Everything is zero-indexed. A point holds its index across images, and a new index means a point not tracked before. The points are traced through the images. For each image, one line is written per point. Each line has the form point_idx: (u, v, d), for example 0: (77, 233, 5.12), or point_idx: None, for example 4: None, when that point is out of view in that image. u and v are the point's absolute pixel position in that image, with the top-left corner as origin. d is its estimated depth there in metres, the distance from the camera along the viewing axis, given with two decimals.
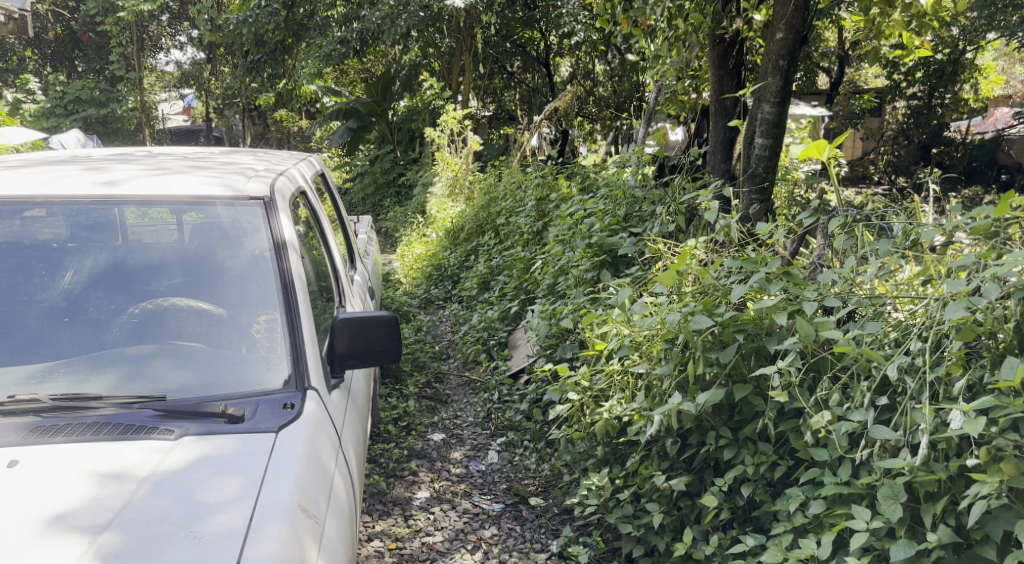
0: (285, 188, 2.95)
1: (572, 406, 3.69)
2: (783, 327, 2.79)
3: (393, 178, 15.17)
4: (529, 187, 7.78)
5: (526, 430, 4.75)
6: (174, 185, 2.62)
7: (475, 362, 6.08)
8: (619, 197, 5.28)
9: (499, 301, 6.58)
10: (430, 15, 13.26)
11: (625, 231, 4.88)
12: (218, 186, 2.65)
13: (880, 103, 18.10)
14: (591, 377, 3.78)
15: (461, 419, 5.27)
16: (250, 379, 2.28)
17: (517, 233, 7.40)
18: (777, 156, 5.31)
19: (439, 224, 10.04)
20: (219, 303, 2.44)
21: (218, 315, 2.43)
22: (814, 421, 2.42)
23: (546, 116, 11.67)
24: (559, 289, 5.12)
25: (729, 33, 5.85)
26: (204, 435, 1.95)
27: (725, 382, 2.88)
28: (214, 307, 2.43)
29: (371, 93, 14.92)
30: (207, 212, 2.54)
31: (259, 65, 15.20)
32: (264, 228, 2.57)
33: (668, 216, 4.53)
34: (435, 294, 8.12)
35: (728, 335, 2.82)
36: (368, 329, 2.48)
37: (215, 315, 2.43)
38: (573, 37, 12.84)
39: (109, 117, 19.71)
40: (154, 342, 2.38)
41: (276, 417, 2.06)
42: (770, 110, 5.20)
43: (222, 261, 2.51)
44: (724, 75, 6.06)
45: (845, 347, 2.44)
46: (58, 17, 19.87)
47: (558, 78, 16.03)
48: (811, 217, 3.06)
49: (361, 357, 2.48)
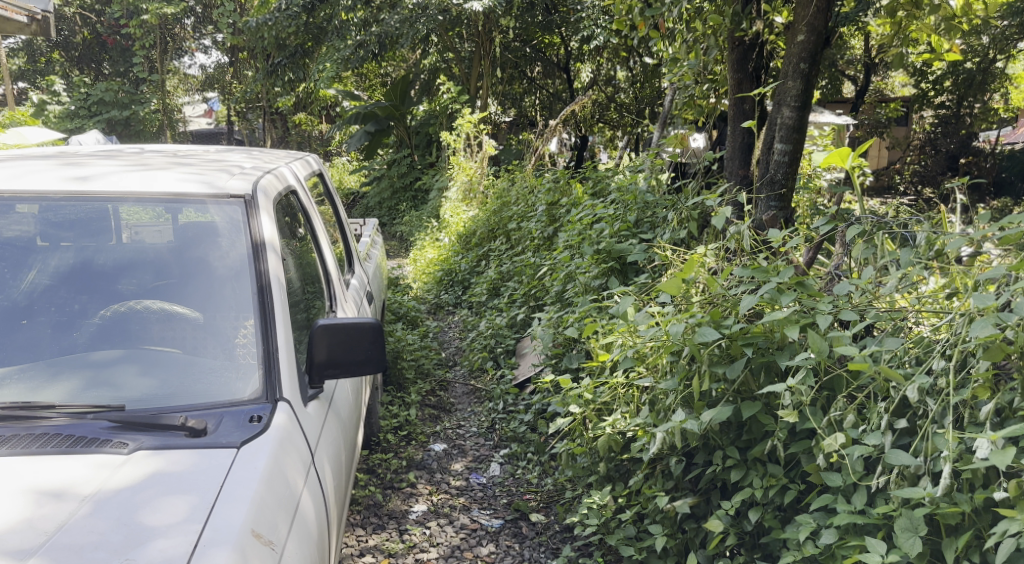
0: (271, 187, 2.81)
1: (573, 419, 3.53)
2: (796, 341, 2.58)
3: (410, 182, 15.10)
4: (541, 192, 7.65)
5: (530, 442, 4.59)
6: (152, 181, 2.50)
7: (482, 370, 5.93)
8: (630, 201, 5.14)
9: (508, 308, 6.42)
10: (449, 19, 13.22)
11: (634, 238, 4.72)
12: (197, 183, 2.52)
13: (907, 112, 17.74)
14: (595, 389, 3.61)
15: (464, 428, 5.11)
16: (220, 388, 2.15)
17: (528, 238, 7.25)
18: (797, 162, 5.12)
19: (453, 229, 9.92)
20: (191, 307, 2.31)
21: (191, 320, 2.29)
22: (826, 443, 2.23)
23: (563, 122, 11.53)
24: (567, 296, 4.97)
25: (749, 36, 5.65)
26: (159, 449, 1.82)
27: (732, 399, 2.68)
28: (186, 311, 2.30)
29: (389, 97, 14.78)
30: (183, 210, 2.41)
31: (279, 69, 15.22)
32: (243, 228, 2.43)
33: (680, 222, 4.37)
34: (445, 299, 7.98)
35: (735, 349, 2.65)
36: (350, 337, 2.33)
37: (188, 320, 2.29)
38: (593, 41, 12.61)
39: (132, 119, 19.86)
40: (120, 347, 2.26)
41: (240, 431, 1.93)
42: (791, 115, 5.01)
43: (197, 260, 2.38)
44: (742, 78, 5.86)
45: (861, 364, 2.24)
46: (85, 20, 20.10)
47: (578, 83, 15.85)
48: (828, 225, 2.88)
49: (341, 366, 2.34)
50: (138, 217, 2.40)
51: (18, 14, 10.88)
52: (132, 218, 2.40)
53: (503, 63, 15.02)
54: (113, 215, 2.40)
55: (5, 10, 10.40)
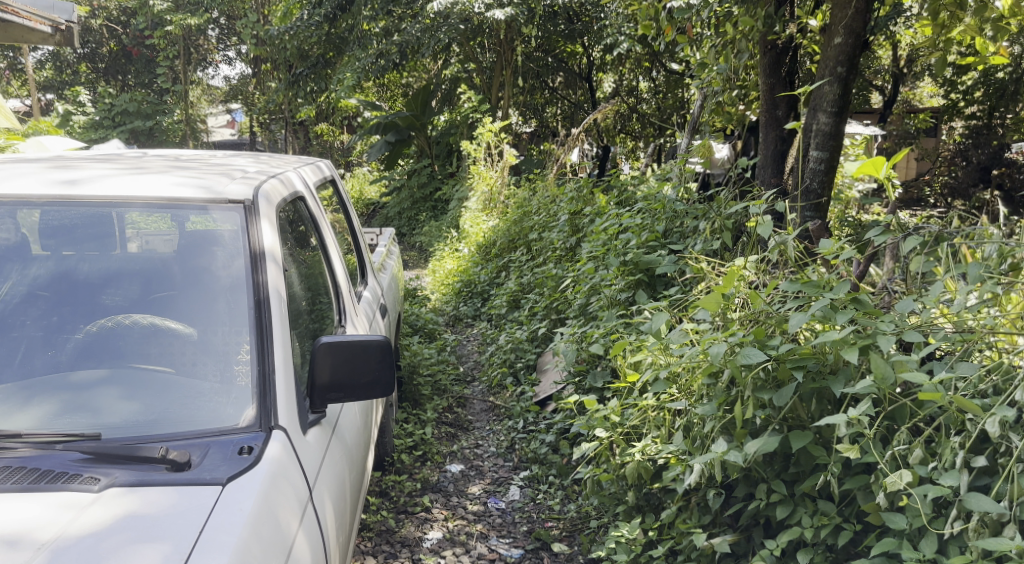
0: (275, 192, 2.59)
1: (600, 444, 3.27)
2: (852, 366, 2.30)
3: (430, 192, 14.95)
4: (563, 201, 7.42)
5: (551, 464, 4.35)
6: (148, 185, 2.32)
7: (501, 387, 5.68)
8: (658, 210, 4.89)
9: (529, 321, 6.19)
10: (471, 28, 13.07)
11: (663, 248, 4.47)
12: (194, 188, 2.32)
13: (937, 123, 17.28)
14: (622, 412, 3.37)
15: (482, 448, 4.88)
16: (212, 414, 1.93)
17: (549, 248, 7.03)
18: (834, 171, 4.85)
19: (472, 239, 9.74)
20: (184, 322, 2.11)
21: (184, 336, 2.09)
22: (890, 482, 1.96)
23: (585, 132, 11.29)
24: (591, 310, 4.73)
25: (782, 40, 5.41)
26: (134, 487, 1.60)
27: (779, 428, 2.42)
28: (179, 327, 2.10)
29: (410, 107, 14.57)
30: (178, 215, 2.22)
31: (301, 79, 15.17)
32: (241, 236, 2.22)
33: (713, 232, 4.15)
34: (463, 311, 7.77)
35: (782, 371, 2.39)
36: (356, 355, 2.11)
37: (181, 338, 2.09)
38: (616, 50, 12.33)
39: (155, 129, 19.89)
40: (104, 367, 2.05)
41: (228, 464, 1.71)
42: (828, 121, 4.76)
43: (191, 269, 2.18)
44: (775, 83, 5.62)
45: (932, 394, 1.97)
46: (112, 32, 20.34)
47: (600, 94, 15.60)
48: (882, 236, 2.61)
49: (346, 389, 2.11)
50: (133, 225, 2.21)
51: (43, 24, 10.85)
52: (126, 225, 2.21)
53: (524, 73, 14.76)
54: (106, 222, 2.22)
55: (30, 21, 10.37)
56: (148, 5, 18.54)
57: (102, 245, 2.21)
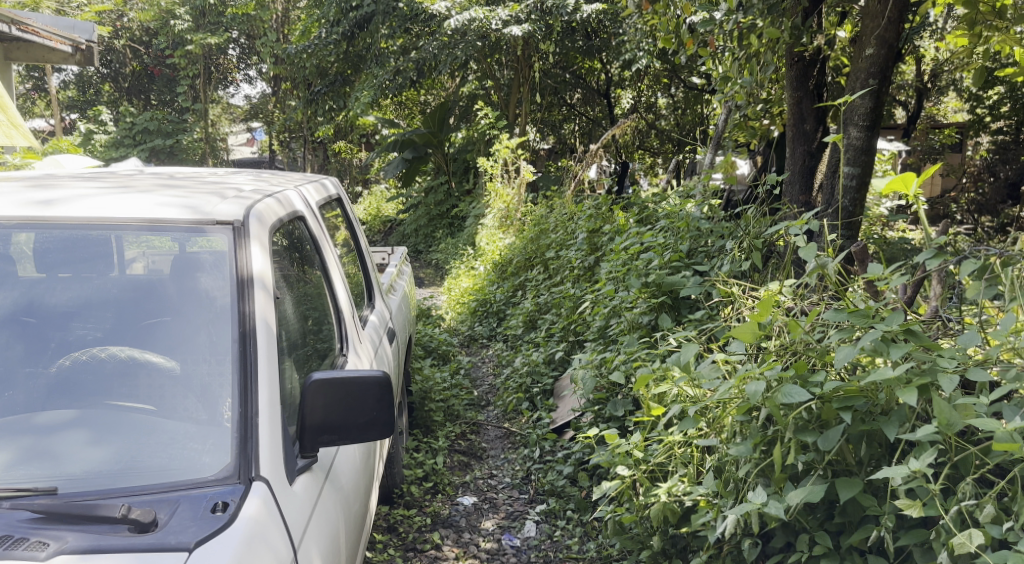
0: (271, 212, 2.38)
1: (622, 483, 3.02)
2: (907, 406, 2.06)
3: (447, 209, 14.81)
4: (580, 218, 7.21)
5: (569, 497, 4.11)
6: (130, 205, 2.14)
7: (516, 413, 5.45)
8: (681, 228, 4.63)
9: (546, 343, 5.96)
10: (488, 44, 12.97)
11: (687, 269, 4.21)
12: (179, 208, 2.14)
13: (962, 139, 16.86)
14: (646, 447, 3.13)
15: (497, 479, 4.64)
16: (187, 462, 1.73)
17: (567, 267, 6.81)
18: (866, 188, 4.61)
19: (488, 257, 9.55)
20: (164, 356, 1.91)
21: (165, 371, 1.89)
22: (957, 544, 1.70)
23: (603, 149, 11.09)
24: (611, 333, 4.50)
25: (810, 50, 5.20)
26: (86, 554, 1.39)
27: (823, 474, 2.18)
28: (160, 360, 1.90)
29: (427, 123, 14.42)
30: (164, 238, 2.03)
31: (319, 97, 15.10)
32: (229, 261, 2.01)
33: (740, 252, 3.91)
34: (479, 332, 7.56)
35: (826, 410, 2.15)
36: (351, 394, 1.90)
37: (162, 373, 1.89)
38: (635, 65, 12.09)
39: (175, 148, 19.89)
40: (74, 407, 1.86)
41: (197, 525, 1.50)
42: (859, 135, 4.53)
43: (175, 296, 1.99)
44: (802, 97, 5.38)
45: (1007, 444, 1.71)
46: (135, 52, 20.57)
47: (618, 110, 15.39)
48: (935, 259, 2.36)
49: (339, 431, 1.90)
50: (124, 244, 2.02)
51: (63, 44, 10.77)
52: (118, 245, 2.03)
53: (542, 89, 14.56)
54: (92, 242, 2.04)
55: (50, 40, 10.29)
56: (169, 25, 18.69)
57: (93, 267, 2.03)
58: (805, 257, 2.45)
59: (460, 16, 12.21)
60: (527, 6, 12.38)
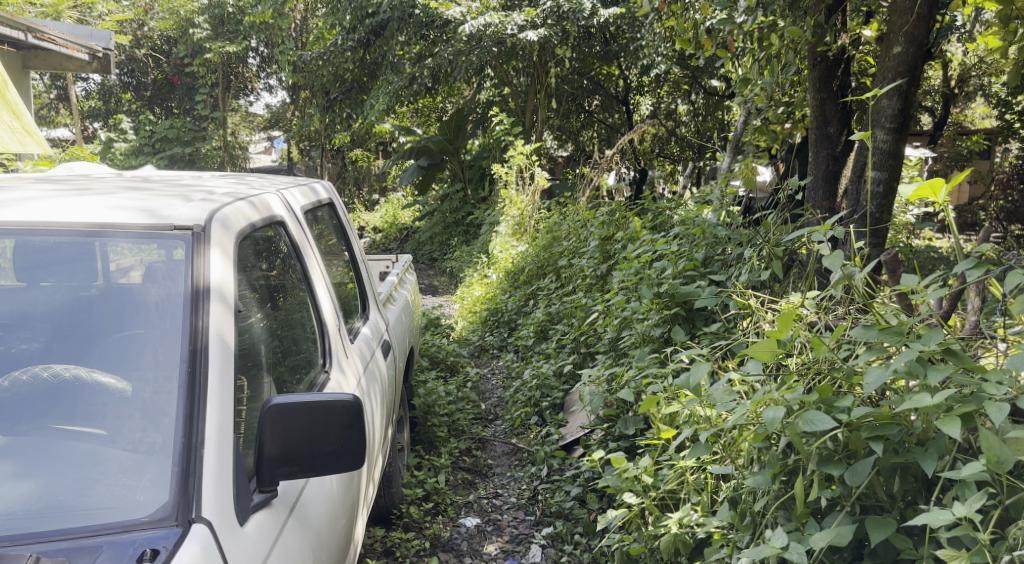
0: (240, 216, 2.18)
1: (629, 511, 2.80)
2: (946, 436, 1.81)
3: (462, 217, 14.64)
4: (594, 225, 6.98)
5: (577, 520, 3.87)
6: (80, 209, 1.98)
7: (525, 428, 5.22)
8: (697, 235, 4.38)
9: (556, 355, 5.73)
10: (504, 50, 12.78)
11: (703, 279, 3.97)
12: (134, 212, 1.97)
13: (991, 145, 16.31)
14: (656, 472, 2.89)
15: (502, 499, 4.41)
16: (121, 500, 1.54)
17: (579, 276, 6.57)
18: (893, 194, 4.35)
19: (501, 265, 9.33)
20: (113, 376, 1.72)
21: (113, 394, 1.70)
22: None
23: (621, 155, 10.84)
24: (622, 346, 4.26)
25: (834, 50, 4.93)
26: None
27: (853, 511, 1.93)
28: (108, 382, 1.72)
29: (443, 131, 14.25)
30: (116, 244, 1.86)
31: (335, 104, 15.02)
32: (185, 271, 1.82)
33: (760, 261, 3.65)
34: (490, 342, 7.35)
35: (853, 439, 1.91)
36: (315, 421, 1.70)
37: (108, 394, 1.70)
38: (654, 70, 11.79)
39: (194, 156, 19.90)
40: (8, 432, 1.67)
41: None
42: (886, 139, 4.27)
43: (126, 309, 1.80)
44: (826, 99, 5.11)
45: None
46: (156, 62, 20.62)
47: (637, 116, 15.16)
48: (975, 268, 2.10)
49: (301, 463, 1.70)
50: (78, 249, 1.87)
51: (80, 52, 10.65)
52: (64, 252, 1.87)
53: (559, 95, 14.29)
54: (36, 249, 1.87)
55: (67, 49, 10.17)
56: (189, 34, 18.77)
57: (35, 276, 1.85)
58: (830, 267, 2.20)
59: (474, 21, 12.05)
60: (544, 10, 12.16)
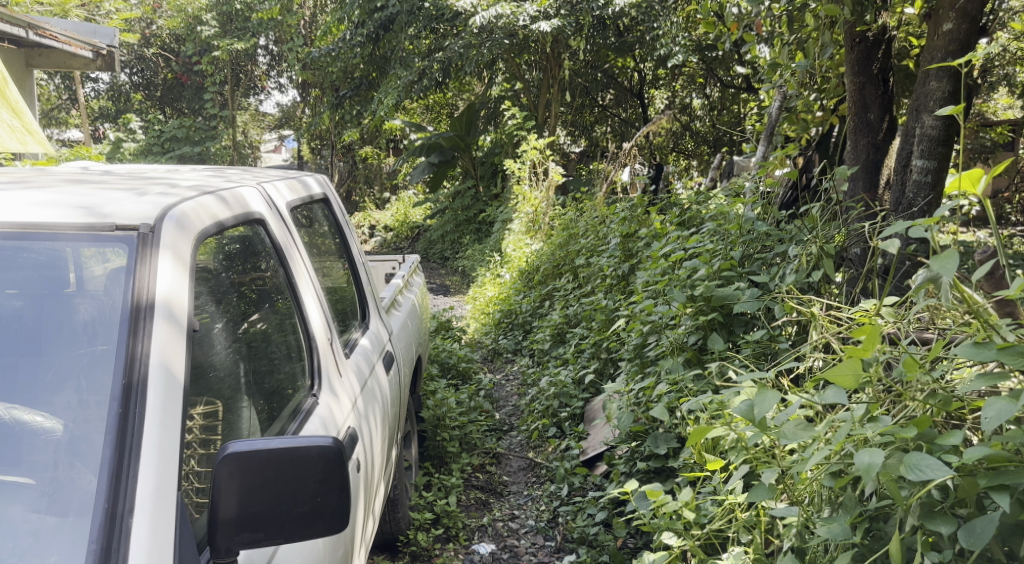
0: (203, 213, 1.80)
1: (669, 554, 2.41)
2: None
3: (474, 214, 14.24)
4: (614, 221, 6.57)
5: (603, 547, 3.47)
6: (7, 203, 1.62)
7: (542, 441, 4.83)
8: (731, 231, 3.99)
9: (574, 360, 5.35)
10: (516, 43, 12.40)
11: (741, 280, 3.56)
12: (69, 208, 1.61)
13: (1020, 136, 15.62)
14: (698, 506, 2.51)
15: (519, 521, 4.02)
16: None
17: (598, 276, 6.20)
18: (941, 185, 3.93)
19: (514, 264, 8.97)
20: (35, 415, 1.37)
21: (32, 435, 1.36)
22: None
23: (637, 149, 10.38)
24: (650, 354, 3.87)
25: (874, 28, 4.46)
26: None
27: None
28: (28, 421, 1.37)
29: (455, 126, 13.72)
30: (46, 250, 1.52)
31: (345, 101, 14.74)
32: (125, 281, 1.45)
33: (807, 260, 3.24)
34: (503, 345, 6.98)
35: (963, 485, 1.52)
36: (284, 475, 1.33)
37: (24, 436, 1.36)
38: (670, 60, 11.27)
39: (204, 155, 19.61)
40: None
41: None
42: (936, 123, 3.82)
43: (51, 329, 1.44)
44: (865, 83, 4.61)
45: None
46: (166, 61, 20.36)
47: (652, 111, 14.75)
48: None
49: (267, 527, 1.33)
50: None
51: (82, 49, 10.28)
52: None
53: (572, 88, 13.93)
54: None
55: (70, 46, 9.83)
56: (196, 32, 18.44)
57: None
58: (941, 271, 1.74)
59: (485, 12, 11.64)
60: (556, 0, 11.65)
